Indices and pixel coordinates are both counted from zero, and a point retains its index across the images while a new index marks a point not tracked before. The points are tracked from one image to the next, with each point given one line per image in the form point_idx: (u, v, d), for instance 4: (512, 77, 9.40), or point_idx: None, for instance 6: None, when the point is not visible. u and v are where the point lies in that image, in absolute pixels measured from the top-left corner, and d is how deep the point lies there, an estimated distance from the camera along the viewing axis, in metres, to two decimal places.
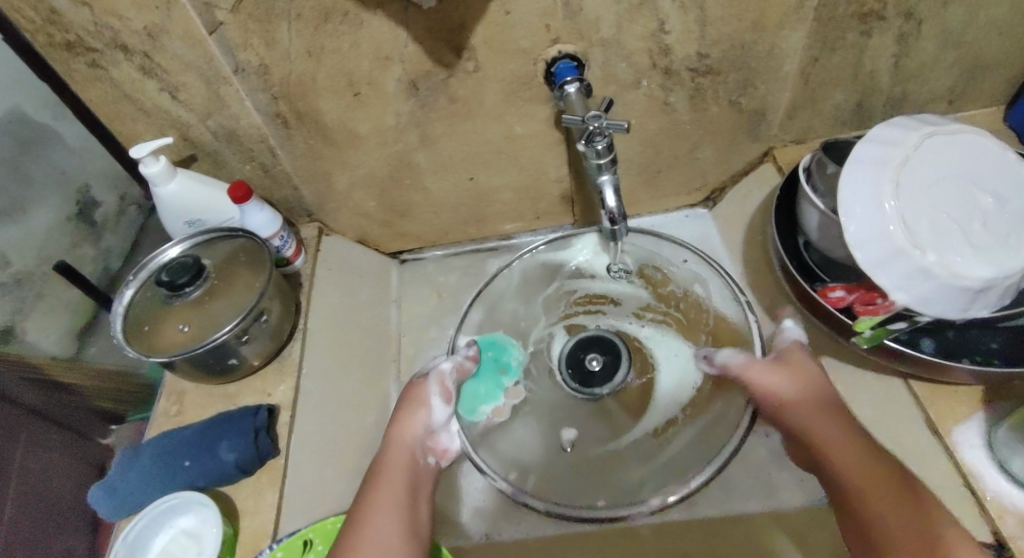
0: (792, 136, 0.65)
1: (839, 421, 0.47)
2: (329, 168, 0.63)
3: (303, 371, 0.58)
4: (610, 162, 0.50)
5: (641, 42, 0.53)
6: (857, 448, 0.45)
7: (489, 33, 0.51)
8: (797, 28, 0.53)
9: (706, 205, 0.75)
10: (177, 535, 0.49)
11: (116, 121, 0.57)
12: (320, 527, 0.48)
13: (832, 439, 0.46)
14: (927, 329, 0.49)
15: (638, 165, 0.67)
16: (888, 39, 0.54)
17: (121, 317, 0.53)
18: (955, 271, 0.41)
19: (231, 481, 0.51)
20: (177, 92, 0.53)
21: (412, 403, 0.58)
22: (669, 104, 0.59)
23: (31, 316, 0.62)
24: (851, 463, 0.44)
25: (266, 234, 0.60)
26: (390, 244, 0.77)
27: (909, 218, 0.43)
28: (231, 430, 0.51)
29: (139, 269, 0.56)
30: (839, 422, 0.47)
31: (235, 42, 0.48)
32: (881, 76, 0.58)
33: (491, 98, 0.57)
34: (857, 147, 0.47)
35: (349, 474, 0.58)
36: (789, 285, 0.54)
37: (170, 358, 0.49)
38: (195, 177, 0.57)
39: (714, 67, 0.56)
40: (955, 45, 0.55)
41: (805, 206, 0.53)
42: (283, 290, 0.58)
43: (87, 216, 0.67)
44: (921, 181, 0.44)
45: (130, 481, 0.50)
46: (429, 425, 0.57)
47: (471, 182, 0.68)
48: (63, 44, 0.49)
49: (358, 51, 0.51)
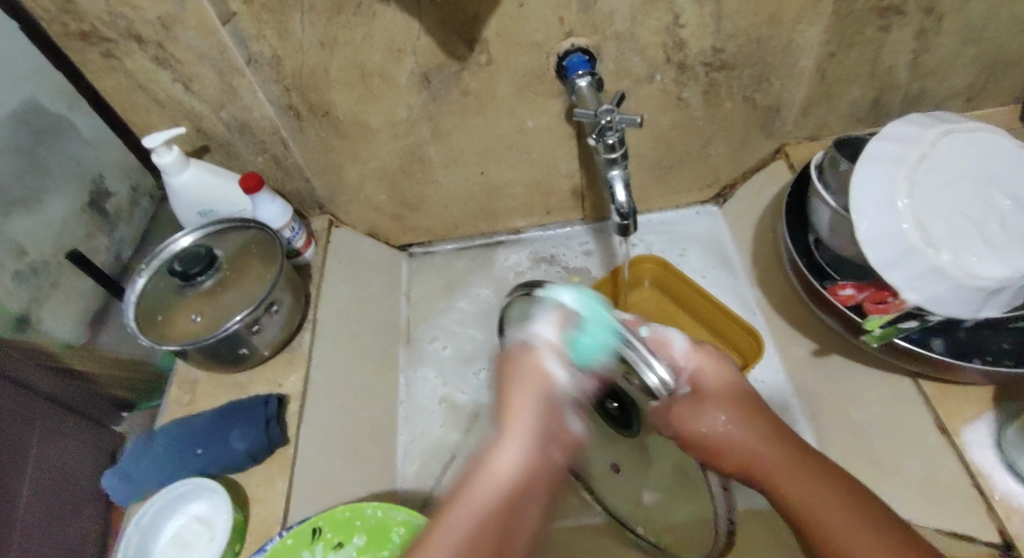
0: (806, 133, 0.65)
1: (742, 420, 0.41)
2: (340, 160, 0.63)
3: (314, 362, 0.59)
4: (622, 157, 0.49)
5: (655, 36, 0.52)
6: (772, 442, 0.40)
7: (503, 26, 0.50)
8: (814, 22, 0.52)
9: (718, 201, 0.75)
10: (188, 521, 0.50)
11: (129, 111, 0.57)
12: (330, 515, 0.47)
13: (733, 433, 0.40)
14: (938, 328, 0.48)
15: (649, 160, 0.67)
16: (907, 34, 0.53)
17: (134, 304, 0.54)
18: (971, 271, 0.41)
19: (241, 469, 0.52)
20: (190, 83, 0.53)
21: (512, 376, 0.34)
22: (682, 98, 0.59)
23: (45, 305, 0.59)
24: (772, 464, 0.39)
25: (277, 225, 0.60)
26: (400, 237, 0.77)
27: (924, 215, 0.43)
28: (241, 419, 0.51)
29: (151, 258, 0.56)
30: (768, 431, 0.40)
31: (249, 33, 0.48)
32: (898, 72, 0.57)
33: (503, 91, 0.57)
34: (870, 144, 0.47)
35: (357, 464, 0.58)
36: (798, 283, 0.53)
37: (181, 347, 0.50)
38: (207, 168, 0.58)
39: (729, 62, 0.55)
40: (975, 42, 0.54)
41: (816, 203, 0.52)
42: (294, 282, 0.58)
43: (100, 206, 0.65)
44: (937, 177, 0.43)
45: (144, 467, 0.51)
46: (552, 389, 0.33)
47: (481, 176, 0.68)
48: (78, 34, 0.49)
49: (371, 43, 0.51)
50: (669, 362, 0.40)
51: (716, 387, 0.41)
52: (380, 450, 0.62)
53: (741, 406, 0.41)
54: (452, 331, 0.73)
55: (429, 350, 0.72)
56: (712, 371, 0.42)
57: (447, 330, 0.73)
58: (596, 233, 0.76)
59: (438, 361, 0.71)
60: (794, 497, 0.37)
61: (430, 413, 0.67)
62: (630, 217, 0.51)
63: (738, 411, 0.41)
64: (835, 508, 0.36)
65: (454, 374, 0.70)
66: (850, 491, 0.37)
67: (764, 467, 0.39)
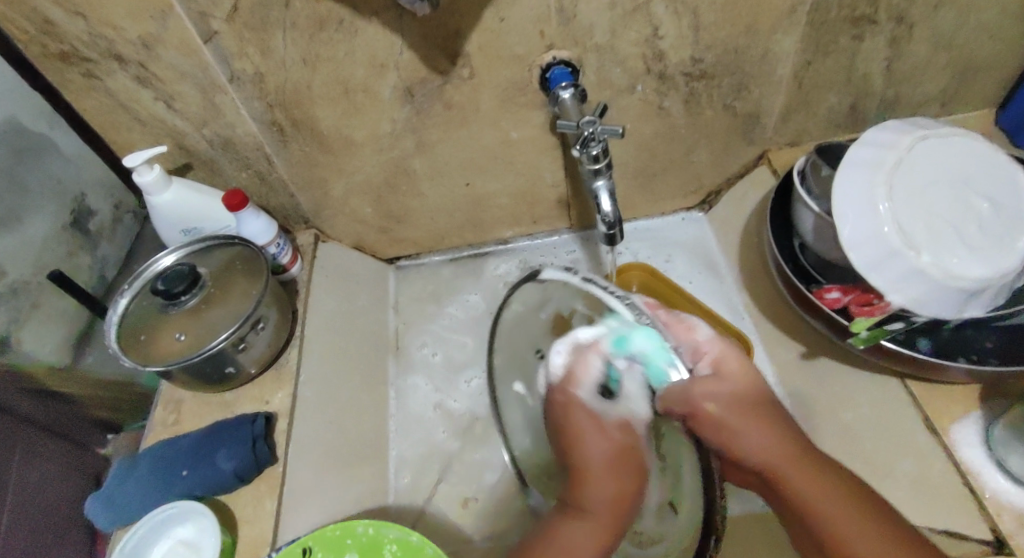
0: (786, 139, 0.66)
1: (749, 414, 0.43)
2: (324, 175, 0.63)
3: (301, 378, 0.58)
4: (606, 168, 0.50)
5: (634, 47, 0.53)
6: (774, 442, 0.43)
7: (484, 40, 0.51)
8: (789, 32, 0.53)
9: (703, 207, 0.75)
10: (175, 544, 0.49)
11: (111, 130, 0.57)
12: (320, 534, 0.46)
13: (744, 430, 0.43)
14: (922, 329, 0.49)
15: (633, 168, 0.67)
16: (880, 42, 0.54)
17: (116, 325, 0.53)
18: (951, 272, 0.42)
19: (228, 490, 0.51)
20: (173, 101, 0.53)
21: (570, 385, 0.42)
22: (664, 108, 0.60)
23: (26, 326, 0.58)
24: (778, 457, 0.42)
25: (262, 241, 0.60)
26: (387, 250, 0.77)
27: (903, 218, 0.43)
28: (229, 438, 0.51)
29: (134, 278, 0.56)
30: (768, 426, 0.43)
31: (230, 52, 0.48)
32: (874, 79, 0.58)
33: (486, 103, 0.57)
34: (850, 149, 0.47)
35: (346, 480, 0.58)
36: (785, 287, 0.54)
37: (165, 367, 0.49)
38: (190, 185, 0.57)
39: (709, 72, 0.56)
40: (946, 48, 0.55)
41: (799, 209, 0.53)
42: (280, 298, 0.57)
43: (82, 225, 0.64)
44: (914, 182, 0.44)
45: (129, 491, 0.50)
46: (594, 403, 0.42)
47: (467, 187, 0.68)
48: (57, 54, 0.49)
49: (353, 59, 0.51)
50: (691, 345, 0.44)
51: (733, 376, 0.44)
52: (370, 466, 0.62)
53: (739, 401, 0.43)
54: (444, 339, 0.73)
55: (420, 360, 0.72)
56: (731, 362, 0.44)
57: (437, 338, 0.73)
58: (584, 241, 0.76)
59: (428, 369, 0.71)
60: (795, 489, 0.41)
61: (423, 422, 0.67)
62: (614, 230, 0.52)
63: (746, 418, 0.43)
64: (832, 502, 0.39)
65: (446, 382, 0.70)
66: (850, 492, 0.40)
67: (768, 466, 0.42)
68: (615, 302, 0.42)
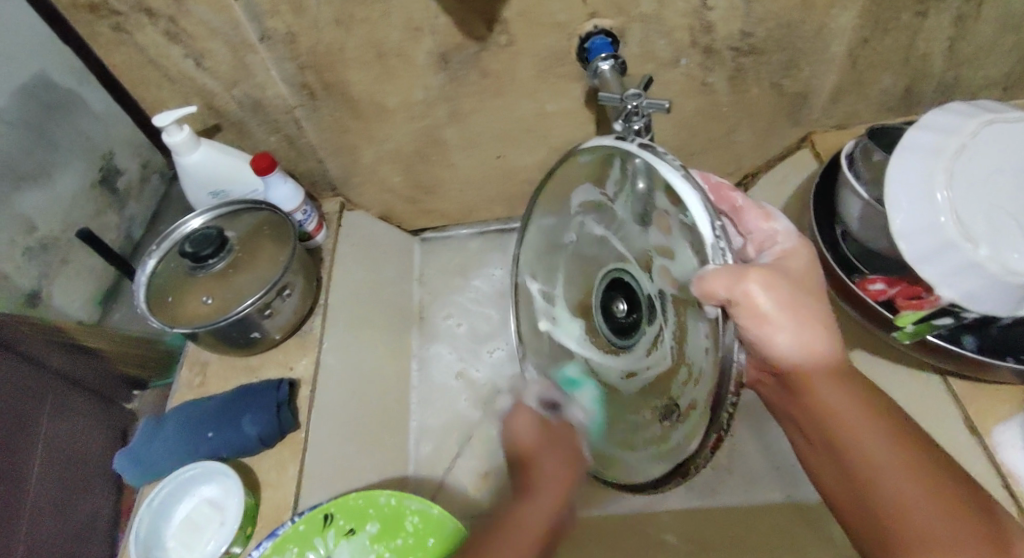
0: (834, 121, 0.63)
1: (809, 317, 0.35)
2: (355, 142, 0.62)
3: (325, 346, 0.58)
4: (647, 143, 0.48)
5: (682, 18, 0.50)
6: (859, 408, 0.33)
7: (526, 5, 0.49)
8: (848, 7, 0.50)
9: (738, 190, 0.73)
10: (200, 503, 0.49)
11: (140, 87, 0.55)
12: (343, 502, 0.46)
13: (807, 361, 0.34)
14: (972, 325, 0.47)
15: (670, 146, 0.66)
16: (945, 20, 0.51)
17: (144, 286, 0.53)
18: (1010, 267, 0.40)
19: (253, 453, 0.51)
20: (203, 59, 0.51)
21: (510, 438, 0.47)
22: (707, 84, 0.57)
23: (55, 281, 0.58)
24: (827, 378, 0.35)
25: (288, 208, 0.59)
26: (413, 222, 0.76)
27: (962, 209, 0.41)
28: (253, 404, 0.50)
29: (162, 239, 0.55)
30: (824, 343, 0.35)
31: (263, 9, 0.47)
32: (935, 60, 0.55)
33: (523, 73, 0.55)
34: (908, 133, 0.45)
35: (368, 450, 0.58)
36: (825, 276, 0.52)
37: (193, 329, 0.49)
38: (217, 147, 0.56)
39: (758, 47, 0.53)
40: (1015, 29, 0.52)
41: (846, 194, 0.51)
42: (307, 265, 0.57)
43: (111, 184, 0.64)
44: (976, 171, 0.42)
45: (156, 450, 0.50)
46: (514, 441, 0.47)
47: (498, 160, 0.66)
48: (87, 6, 0.47)
49: (389, 21, 0.49)
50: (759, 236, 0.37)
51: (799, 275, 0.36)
52: (391, 436, 0.62)
53: (796, 291, 0.33)
54: (468, 309, 0.73)
55: (444, 330, 0.72)
56: (790, 259, 0.36)
57: (462, 310, 0.73)
58: None
59: (451, 339, 0.71)
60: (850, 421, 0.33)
61: (446, 392, 0.67)
62: None
63: (819, 367, 0.34)
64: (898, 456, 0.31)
65: (470, 352, 0.70)
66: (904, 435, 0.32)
67: (836, 421, 0.33)
68: (676, 179, 0.31)
